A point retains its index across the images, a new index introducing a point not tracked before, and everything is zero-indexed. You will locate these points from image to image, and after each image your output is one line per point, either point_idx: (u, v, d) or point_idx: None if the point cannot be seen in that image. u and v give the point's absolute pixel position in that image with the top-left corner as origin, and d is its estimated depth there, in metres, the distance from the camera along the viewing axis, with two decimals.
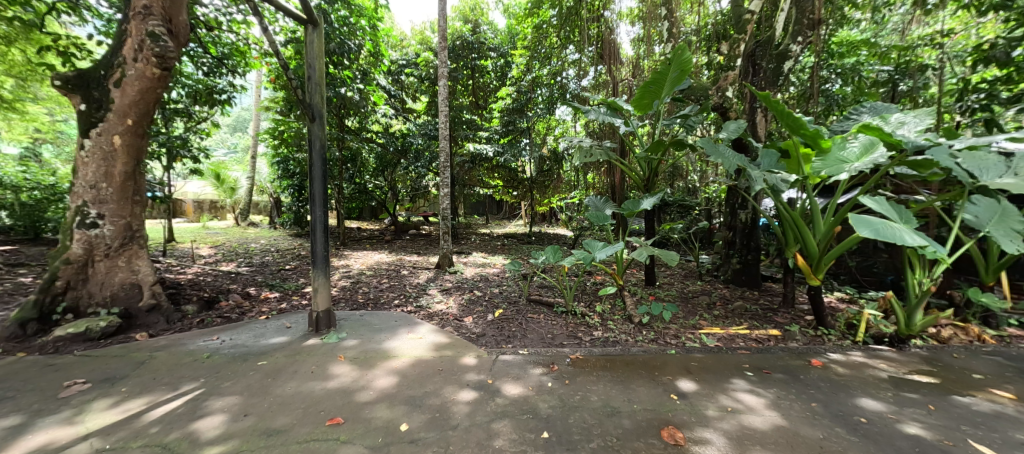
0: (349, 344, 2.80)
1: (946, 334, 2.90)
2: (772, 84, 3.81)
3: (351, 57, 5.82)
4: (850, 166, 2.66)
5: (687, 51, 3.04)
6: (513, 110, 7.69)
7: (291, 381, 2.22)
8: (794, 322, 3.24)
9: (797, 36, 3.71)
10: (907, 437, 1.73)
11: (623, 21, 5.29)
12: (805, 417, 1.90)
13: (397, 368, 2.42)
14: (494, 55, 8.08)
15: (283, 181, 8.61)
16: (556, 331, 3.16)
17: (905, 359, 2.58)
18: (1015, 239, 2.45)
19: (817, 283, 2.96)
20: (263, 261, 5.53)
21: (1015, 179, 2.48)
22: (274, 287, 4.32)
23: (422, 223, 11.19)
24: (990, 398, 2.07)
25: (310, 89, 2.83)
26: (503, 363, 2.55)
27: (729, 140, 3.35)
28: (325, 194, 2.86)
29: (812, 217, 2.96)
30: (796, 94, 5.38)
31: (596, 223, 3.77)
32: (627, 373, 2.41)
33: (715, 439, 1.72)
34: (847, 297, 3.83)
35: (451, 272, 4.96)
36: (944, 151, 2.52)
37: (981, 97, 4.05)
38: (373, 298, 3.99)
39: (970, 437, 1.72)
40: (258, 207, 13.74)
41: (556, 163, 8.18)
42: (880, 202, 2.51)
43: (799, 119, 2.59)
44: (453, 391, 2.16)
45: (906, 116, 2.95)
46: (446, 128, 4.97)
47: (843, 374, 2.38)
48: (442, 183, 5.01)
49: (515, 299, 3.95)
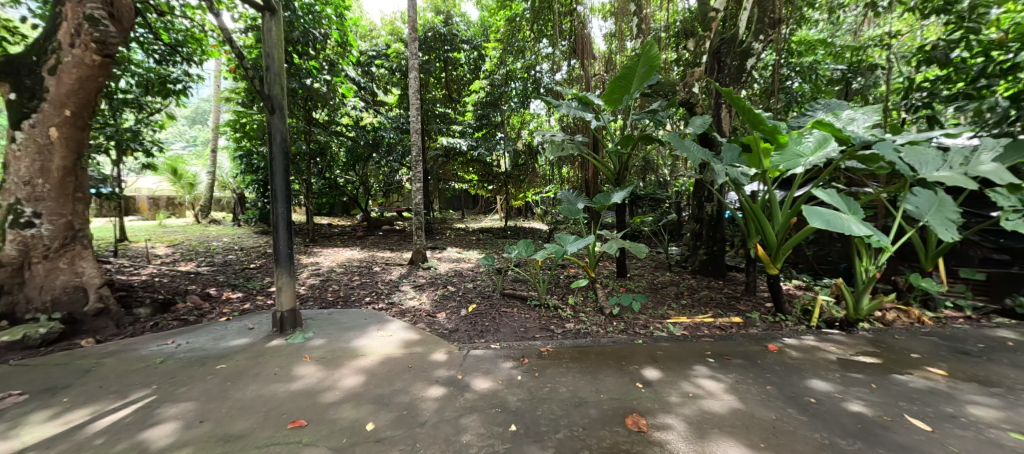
0: (316, 343, 2.72)
1: (890, 317, 3.10)
2: (735, 80, 3.91)
3: (317, 46, 5.57)
4: (806, 161, 2.73)
5: (655, 46, 3.10)
6: (487, 104, 7.65)
7: (253, 384, 2.15)
8: (756, 310, 3.39)
9: (760, 35, 3.79)
10: (851, 414, 1.86)
11: (595, 16, 5.27)
12: (760, 399, 2.00)
13: (365, 367, 2.38)
14: (467, 47, 7.87)
15: (247, 176, 8.21)
16: (529, 324, 3.19)
17: (853, 342, 2.74)
18: (949, 228, 2.67)
19: (776, 271, 3.09)
20: (226, 260, 5.29)
21: (952, 172, 2.66)
22: (237, 287, 4.15)
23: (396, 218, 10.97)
24: (925, 375, 2.24)
25: (270, 80, 2.71)
26: (474, 358, 2.54)
27: (695, 134, 3.43)
28: (289, 189, 2.76)
29: (772, 210, 3.09)
30: (759, 91, 5.51)
31: (569, 217, 3.82)
32: (597, 364, 2.46)
33: (677, 424, 1.79)
34: (804, 285, 4.04)
35: (425, 267, 4.91)
36: (890, 145, 2.68)
37: (924, 95, 4.19)
38: (344, 296, 3.89)
39: (906, 412, 1.88)
40: (220, 203, 13.06)
41: (531, 157, 8.06)
42: (831, 194, 2.63)
43: (758, 114, 2.73)
44: (422, 387, 2.15)
45: (856, 112, 3.10)
46: (418, 122, 4.85)
47: (797, 357, 2.51)
48: (415, 177, 4.91)
49: (489, 294, 3.94)
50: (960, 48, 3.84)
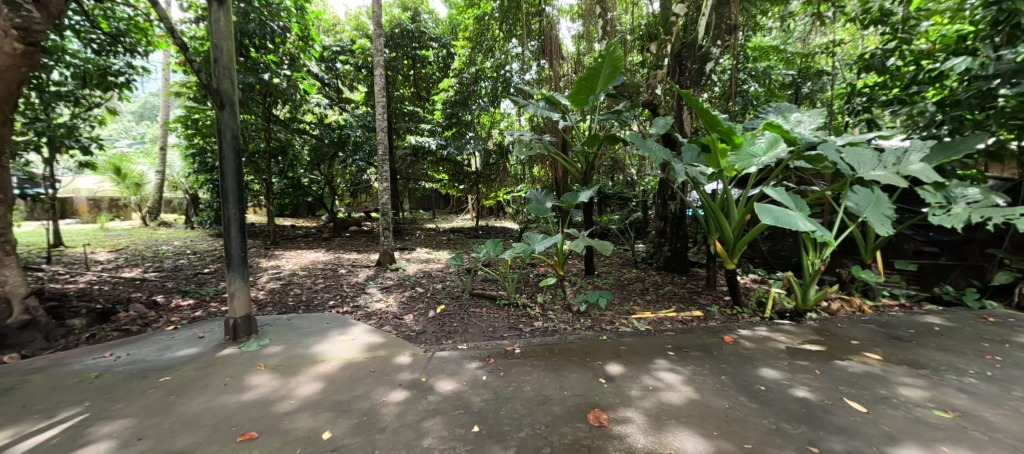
0: (272, 351, 2.60)
1: (835, 307, 3.31)
2: (695, 83, 4.06)
3: (275, 40, 5.32)
4: (758, 161, 2.86)
5: (619, 48, 3.16)
6: (456, 103, 7.46)
7: (200, 397, 2.02)
8: (715, 303, 3.53)
9: (718, 40, 4.04)
10: (797, 400, 1.98)
11: (563, 17, 5.33)
12: (715, 389, 2.08)
13: (324, 373, 2.29)
14: (436, 45, 7.78)
15: (201, 176, 7.74)
16: (498, 323, 3.18)
17: (801, 331, 2.91)
18: (885, 223, 2.87)
19: (733, 266, 3.22)
20: (176, 265, 4.97)
21: (886, 171, 2.86)
22: (187, 293, 3.90)
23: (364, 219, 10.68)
24: (863, 360, 2.41)
25: (218, 74, 2.56)
26: (439, 360, 2.50)
27: (658, 134, 3.53)
28: (241, 189, 2.62)
29: (728, 207, 3.23)
30: (719, 93, 5.73)
31: (538, 216, 3.84)
32: (562, 361, 2.49)
33: (637, 417, 1.84)
34: (760, 278, 4.25)
35: (393, 269, 4.80)
36: (832, 146, 2.85)
37: (864, 100, 4.49)
38: (306, 300, 3.74)
39: (845, 395, 2.01)
40: (171, 205, 12.25)
41: (502, 156, 8.05)
42: (780, 191, 2.78)
43: (715, 115, 2.84)
44: (384, 391, 2.10)
45: (803, 115, 3.28)
46: (384, 120, 4.73)
47: (750, 347, 2.63)
48: (381, 176, 4.79)
49: (458, 294, 3.90)
50: (894, 57, 4.14)
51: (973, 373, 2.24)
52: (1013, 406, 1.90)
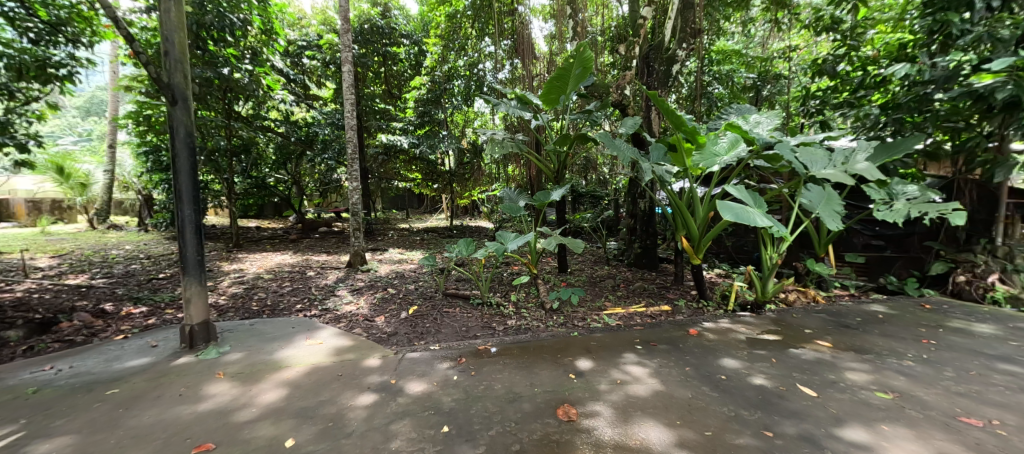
0: (232, 358, 2.49)
1: (791, 298, 3.51)
2: (662, 84, 4.16)
3: (235, 33, 5.08)
4: (721, 160, 2.97)
5: (588, 49, 3.20)
6: (428, 101, 7.45)
7: (152, 409, 1.91)
8: (682, 297, 3.66)
9: (683, 43, 4.12)
10: (754, 387, 2.08)
11: (536, 16, 5.36)
12: (680, 380, 2.16)
13: (289, 379, 2.22)
14: (407, 42, 7.65)
15: (156, 175, 7.30)
16: (471, 323, 3.17)
17: (760, 322, 3.06)
18: (835, 218, 3.06)
19: (698, 261, 3.35)
20: (128, 270, 4.67)
21: (835, 170, 3.04)
22: (140, 300, 3.67)
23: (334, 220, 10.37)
24: (815, 348, 2.56)
25: (169, 66, 2.41)
26: (410, 361, 2.48)
27: (627, 134, 3.60)
28: (197, 189, 2.49)
29: (693, 205, 3.34)
30: (685, 95, 5.92)
31: (510, 214, 3.85)
32: (533, 358, 2.51)
33: (604, 411, 1.88)
34: (724, 272, 4.43)
35: (364, 270, 4.69)
36: (788, 146, 3.01)
37: (817, 103, 4.76)
38: (271, 304, 3.60)
39: (798, 381, 2.13)
40: (122, 207, 11.46)
41: (476, 155, 8.03)
42: (740, 189, 2.90)
43: (681, 116, 2.94)
44: (352, 396, 2.05)
45: (761, 116, 3.44)
46: (353, 118, 4.61)
47: (713, 339, 2.75)
48: (351, 175, 4.66)
49: (431, 294, 3.86)
50: (845, 62, 4.40)
51: (911, 356, 2.43)
52: (943, 385, 2.07)
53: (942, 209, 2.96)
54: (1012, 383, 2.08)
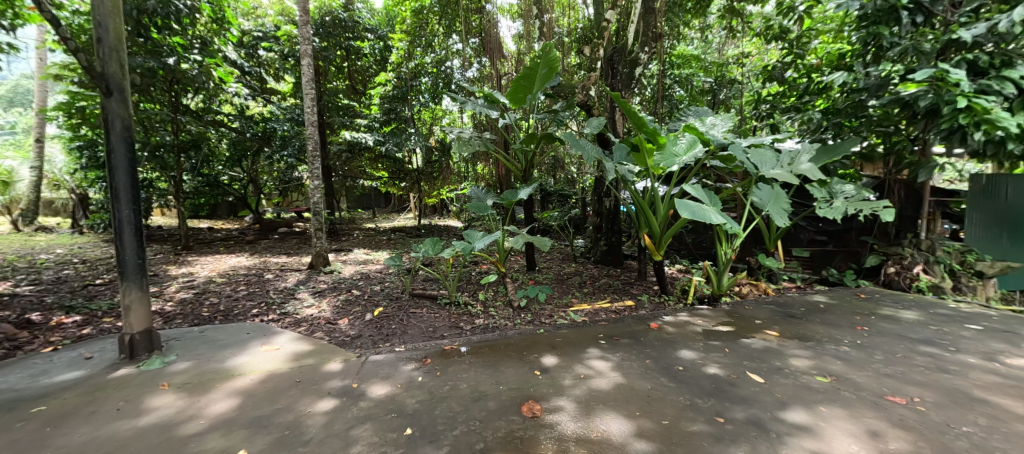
0: (178, 368, 2.33)
1: (745, 290, 3.72)
2: (626, 86, 4.29)
3: (182, 20, 4.74)
4: (680, 159, 3.08)
5: (554, 49, 3.23)
6: (395, 98, 7.38)
7: (84, 426, 1.75)
8: (645, 292, 3.79)
9: (645, 46, 4.27)
10: (709, 376, 2.19)
11: (503, 16, 5.37)
12: (640, 372, 2.24)
13: (242, 388, 2.11)
14: (372, 36, 7.41)
15: (93, 172, 6.70)
16: (438, 323, 3.14)
17: (716, 315, 3.23)
18: (781, 215, 3.27)
19: (659, 258, 3.47)
20: (59, 276, 4.27)
21: (782, 170, 3.24)
22: (73, 309, 3.36)
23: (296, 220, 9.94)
24: (764, 337, 2.73)
25: (102, 55, 2.22)
26: (373, 364, 2.42)
27: (592, 134, 3.67)
28: (136, 188, 2.30)
29: (655, 203, 3.45)
30: (647, 96, 6.13)
31: (478, 213, 3.83)
32: (500, 356, 2.52)
33: (567, 405, 1.92)
34: (684, 268, 4.64)
35: (326, 272, 4.53)
36: (740, 147, 3.18)
37: (767, 107, 5.06)
38: (225, 309, 3.40)
39: (748, 369, 2.27)
40: (53, 206, 10.43)
41: (444, 154, 7.96)
42: (697, 188, 3.03)
43: (642, 117, 3.01)
44: (310, 402, 1.98)
45: (716, 119, 3.61)
46: (314, 114, 4.43)
47: (672, 332, 2.87)
48: (312, 173, 4.48)
49: (397, 295, 3.78)
50: (792, 70, 4.71)
51: (847, 342, 2.64)
52: (874, 367, 2.27)
53: (875, 207, 3.24)
54: (931, 363, 2.31)
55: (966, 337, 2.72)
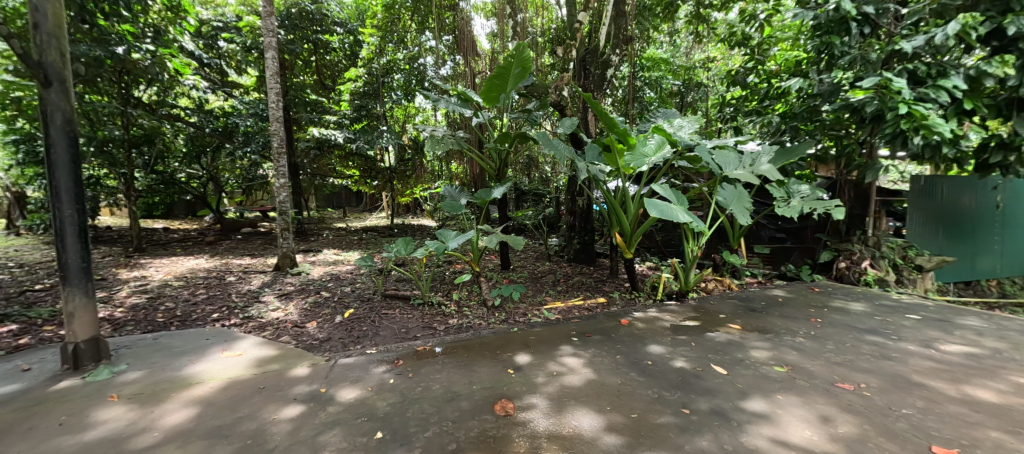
0: (129, 378, 2.19)
1: (711, 286, 3.87)
2: (598, 88, 4.30)
3: (133, 6, 4.44)
4: (649, 160, 3.16)
5: (527, 49, 3.25)
6: (366, 94, 7.22)
7: (19, 444, 1.61)
8: (617, 289, 3.89)
9: (617, 49, 4.28)
10: (675, 370, 2.27)
11: (477, 14, 5.34)
12: (611, 368, 2.30)
13: (200, 397, 2.01)
14: (341, 31, 7.20)
15: (31, 168, 6.17)
16: (411, 324, 3.10)
17: (683, 310, 3.35)
18: (744, 214, 3.43)
19: (630, 255, 3.56)
20: None
21: (744, 171, 3.39)
22: (7, 317, 3.09)
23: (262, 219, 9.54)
24: (727, 330, 2.87)
25: (41, 42, 2.04)
26: (343, 367, 2.36)
27: (565, 134, 3.71)
28: (80, 187, 2.14)
29: (626, 203, 3.54)
30: (619, 98, 6.26)
31: (451, 213, 3.80)
32: (473, 356, 2.52)
33: (540, 403, 1.94)
34: (654, 265, 4.78)
35: (294, 273, 4.37)
36: (706, 149, 3.30)
37: (731, 111, 5.31)
38: (182, 314, 3.22)
39: (713, 361, 2.37)
40: None
41: (418, 152, 7.87)
42: (665, 188, 3.13)
43: (613, 118, 3.07)
44: (275, 409, 1.90)
45: (683, 121, 3.74)
46: (280, 109, 4.26)
47: (642, 327, 2.95)
48: (279, 171, 4.30)
49: (369, 296, 3.70)
50: (755, 75, 4.93)
51: (802, 334, 2.81)
52: (825, 356, 2.43)
53: (827, 206, 3.45)
54: (875, 351, 2.50)
55: (906, 326, 2.95)
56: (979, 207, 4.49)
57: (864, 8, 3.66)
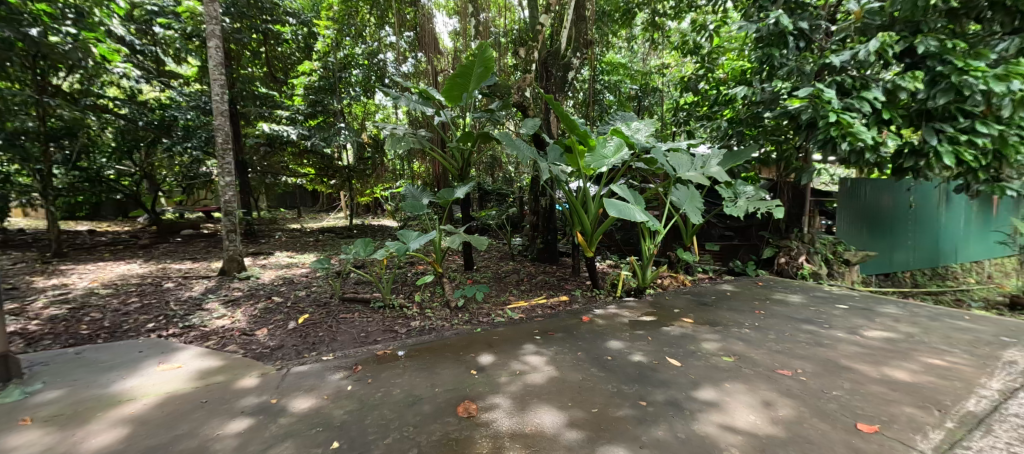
0: (46, 398, 1.96)
1: (666, 282, 4.07)
2: (560, 89, 4.44)
3: None
4: (608, 161, 3.28)
5: (489, 49, 3.24)
6: (321, 89, 6.88)
7: None
8: (579, 287, 3.98)
9: (577, 52, 4.49)
10: (634, 364, 2.36)
11: (439, 11, 5.30)
12: (573, 364, 2.36)
13: (132, 415, 1.83)
14: (294, 21, 6.74)
15: None
16: (371, 327, 3.01)
17: (641, 306, 3.49)
18: (695, 213, 3.63)
19: (591, 254, 3.66)
20: None
21: (696, 172, 3.59)
22: None
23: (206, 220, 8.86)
24: (681, 324, 3.02)
25: None
26: (296, 376, 2.25)
27: (527, 135, 3.74)
28: None
29: (587, 203, 3.62)
30: (580, 100, 6.41)
31: (413, 213, 3.72)
32: (436, 358, 2.48)
33: (503, 402, 1.95)
34: (614, 263, 4.95)
35: (241, 278, 4.10)
36: (660, 150, 3.47)
37: (684, 116, 5.60)
38: (111, 326, 2.92)
39: (668, 354, 2.49)
40: None
41: (378, 151, 7.66)
42: (624, 188, 3.24)
43: (573, 120, 3.14)
44: (219, 424, 1.77)
45: (640, 124, 3.90)
46: (224, 103, 3.99)
47: (603, 324, 3.04)
48: (224, 169, 4.02)
49: (325, 300, 3.55)
50: (705, 82, 5.26)
51: (748, 325, 3.02)
52: (768, 345, 2.62)
53: (769, 206, 3.73)
54: (811, 339, 2.73)
55: (836, 315, 3.25)
56: (895, 205, 5.03)
57: (799, 23, 4.02)
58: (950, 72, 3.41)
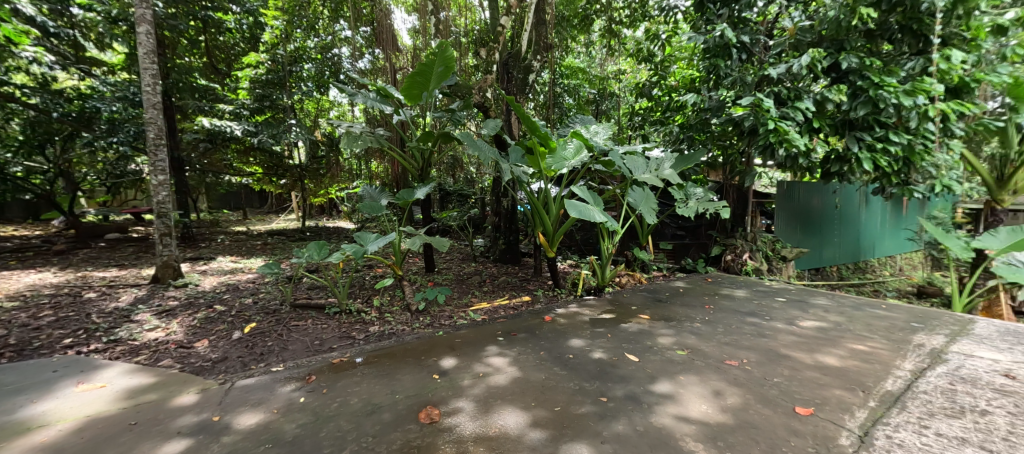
0: None
1: (624, 281, 4.22)
2: (520, 91, 4.43)
3: None
4: (568, 163, 3.36)
5: (450, 48, 3.19)
6: (269, 83, 6.43)
7: None
8: (541, 287, 4.04)
9: (538, 55, 4.46)
10: (594, 360, 2.43)
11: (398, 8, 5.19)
12: (535, 364, 2.38)
13: (42, 443, 1.62)
14: (237, 10, 6.22)
15: None
16: (326, 334, 2.88)
17: (601, 304, 3.60)
18: (650, 213, 3.80)
19: (553, 254, 3.72)
20: None
21: (650, 175, 3.78)
22: None
23: (136, 223, 8.05)
24: (638, 321, 3.15)
25: None
26: (241, 390, 2.10)
27: (489, 135, 3.72)
28: None
29: (548, 203, 3.69)
30: (540, 102, 6.52)
31: (370, 214, 3.60)
32: (396, 363, 2.42)
33: (466, 406, 1.93)
34: (575, 263, 5.07)
35: (177, 285, 3.77)
36: (616, 153, 3.61)
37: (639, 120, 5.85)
38: (16, 343, 2.57)
39: (626, 350, 2.58)
40: None
41: (332, 149, 7.36)
42: (583, 189, 3.34)
43: (533, 121, 3.20)
44: (150, 447, 1.61)
45: (598, 127, 4.03)
46: (157, 95, 3.65)
47: (564, 323, 3.11)
48: (156, 166, 3.67)
49: (275, 307, 3.34)
50: (658, 88, 5.46)
51: (699, 319, 3.20)
52: (717, 338, 2.80)
53: (716, 206, 3.97)
54: (754, 330, 2.94)
55: (776, 307, 3.53)
56: (824, 206, 5.52)
57: (741, 37, 4.30)
58: (868, 86, 3.83)
